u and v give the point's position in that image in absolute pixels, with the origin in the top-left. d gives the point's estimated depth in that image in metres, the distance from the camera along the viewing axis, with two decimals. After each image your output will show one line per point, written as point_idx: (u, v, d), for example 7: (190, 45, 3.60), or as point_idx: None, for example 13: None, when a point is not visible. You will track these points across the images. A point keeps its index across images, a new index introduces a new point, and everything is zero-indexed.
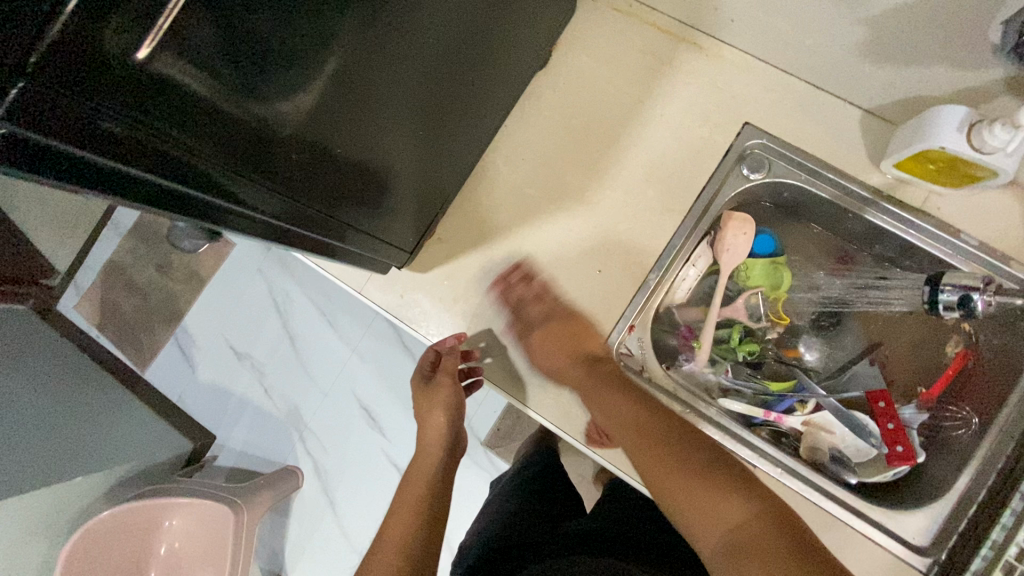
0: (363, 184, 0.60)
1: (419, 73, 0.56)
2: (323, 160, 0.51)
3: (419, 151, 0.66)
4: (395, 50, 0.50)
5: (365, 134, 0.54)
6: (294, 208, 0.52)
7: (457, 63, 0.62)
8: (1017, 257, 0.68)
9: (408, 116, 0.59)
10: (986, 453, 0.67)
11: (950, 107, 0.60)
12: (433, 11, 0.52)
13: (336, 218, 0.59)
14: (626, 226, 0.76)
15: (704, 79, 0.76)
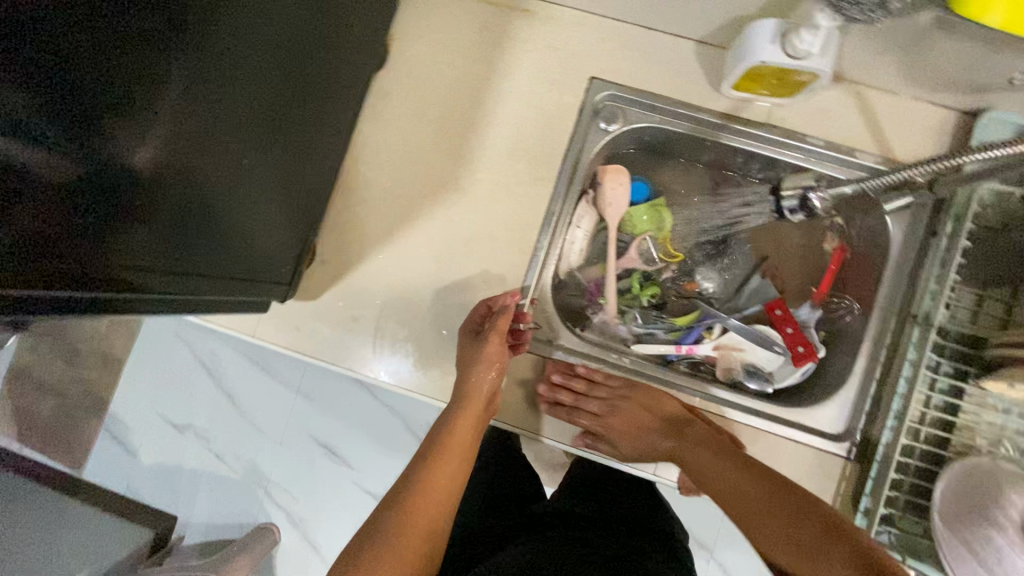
0: (218, 219, 0.58)
1: (252, 98, 0.54)
2: (159, 200, 0.48)
3: (278, 178, 0.64)
4: (228, 78, 0.50)
5: (200, 170, 0.52)
6: (135, 258, 0.48)
7: (294, 78, 0.59)
8: (859, 147, 0.72)
9: (257, 143, 0.58)
10: (874, 334, 0.73)
11: (762, 22, 0.62)
12: (251, 33, 0.50)
13: (192, 263, 0.56)
14: (505, 203, 0.76)
15: (543, 43, 0.76)
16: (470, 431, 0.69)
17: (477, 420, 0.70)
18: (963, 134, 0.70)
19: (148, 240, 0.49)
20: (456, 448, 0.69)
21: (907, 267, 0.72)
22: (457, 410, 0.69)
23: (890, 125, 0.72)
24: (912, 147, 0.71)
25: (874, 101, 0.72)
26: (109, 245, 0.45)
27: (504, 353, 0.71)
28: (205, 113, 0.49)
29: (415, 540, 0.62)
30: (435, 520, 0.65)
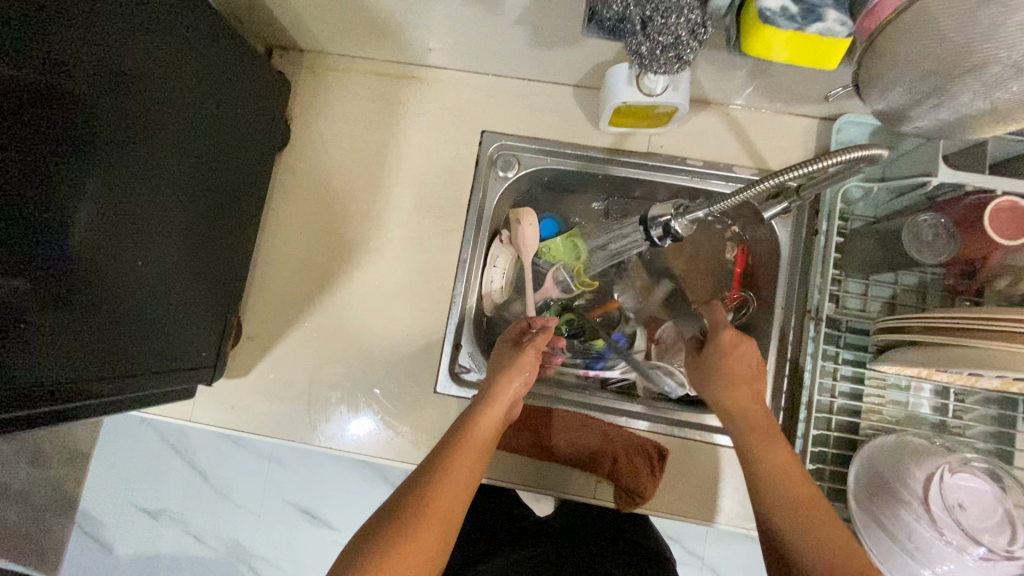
0: (135, 312, 0.59)
1: (154, 184, 0.59)
2: (62, 297, 0.50)
3: (193, 268, 0.67)
4: (118, 173, 0.54)
5: (115, 259, 0.55)
6: (42, 355, 0.49)
7: (196, 161, 0.64)
8: (736, 162, 0.78)
9: (171, 226, 0.62)
10: (779, 331, 0.77)
11: (617, 67, 0.68)
12: (135, 127, 0.55)
13: (109, 357, 0.57)
14: (418, 256, 0.80)
15: (434, 105, 0.81)
16: (495, 427, 0.64)
17: (500, 419, 0.65)
18: (826, 139, 0.77)
19: (55, 336, 0.50)
20: (480, 443, 0.61)
21: (797, 265, 0.77)
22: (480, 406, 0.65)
23: (759, 139, 0.78)
24: (782, 156, 0.77)
25: (741, 119, 0.78)
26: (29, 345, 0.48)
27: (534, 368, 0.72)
28: (100, 208, 0.53)
29: (430, 534, 0.53)
30: (452, 519, 0.55)
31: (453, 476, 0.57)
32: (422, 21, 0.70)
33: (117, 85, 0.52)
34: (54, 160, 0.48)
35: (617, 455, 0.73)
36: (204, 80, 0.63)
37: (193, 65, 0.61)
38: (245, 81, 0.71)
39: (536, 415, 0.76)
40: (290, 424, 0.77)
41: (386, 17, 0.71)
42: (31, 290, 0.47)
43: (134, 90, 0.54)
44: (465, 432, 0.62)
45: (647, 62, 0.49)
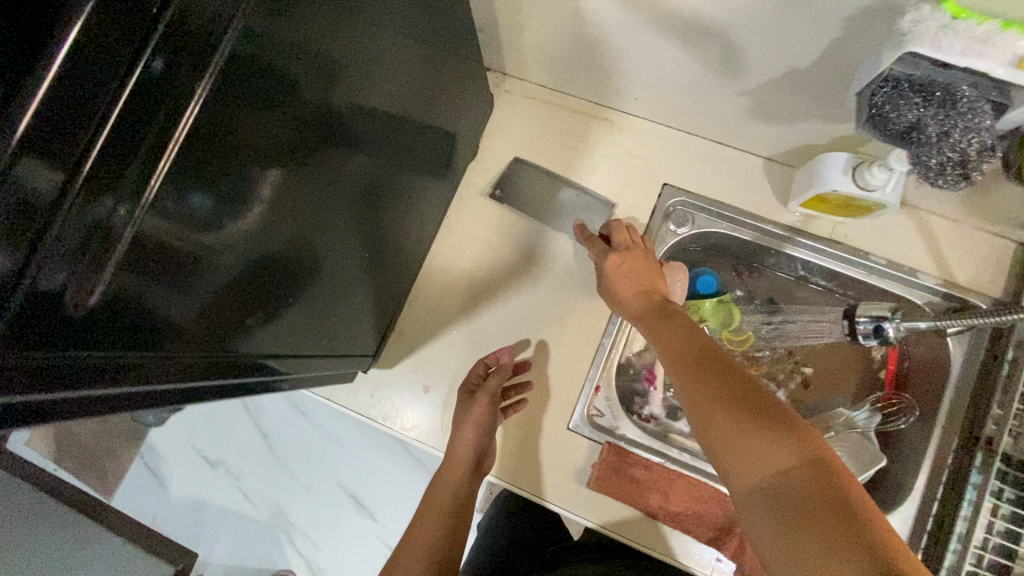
0: (327, 296, 0.60)
1: (371, 170, 0.60)
2: (297, 279, 0.52)
3: (365, 254, 0.68)
4: (356, 164, 0.55)
5: (333, 242, 0.57)
6: (269, 339, 0.51)
7: (399, 155, 0.66)
8: (921, 268, 0.76)
9: (367, 214, 0.64)
10: (935, 451, 0.74)
11: (833, 155, 0.68)
12: (376, 117, 0.56)
13: (304, 337, 0.59)
14: (577, 291, 0.81)
15: (620, 150, 0.83)
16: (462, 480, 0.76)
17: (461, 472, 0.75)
18: None
19: (281, 324, 0.52)
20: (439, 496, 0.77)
21: (968, 387, 0.74)
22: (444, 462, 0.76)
23: (950, 250, 0.75)
24: (972, 273, 0.74)
25: (935, 227, 0.76)
26: (272, 317, 0.50)
27: (491, 416, 0.74)
28: (341, 194, 0.55)
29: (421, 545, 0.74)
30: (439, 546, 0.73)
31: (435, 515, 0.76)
32: (642, 72, 0.72)
33: (357, 71, 0.49)
34: (313, 160, 0.46)
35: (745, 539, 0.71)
36: (408, 63, 0.60)
37: (422, 63, 0.63)
38: (437, 61, 0.67)
39: (669, 477, 0.75)
40: (421, 428, 0.79)
41: (607, 61, 0.73)
42: (278, 282, 0.48)
43: (379, 77, 0.54)
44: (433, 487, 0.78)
45: (933, 170, 0.51)
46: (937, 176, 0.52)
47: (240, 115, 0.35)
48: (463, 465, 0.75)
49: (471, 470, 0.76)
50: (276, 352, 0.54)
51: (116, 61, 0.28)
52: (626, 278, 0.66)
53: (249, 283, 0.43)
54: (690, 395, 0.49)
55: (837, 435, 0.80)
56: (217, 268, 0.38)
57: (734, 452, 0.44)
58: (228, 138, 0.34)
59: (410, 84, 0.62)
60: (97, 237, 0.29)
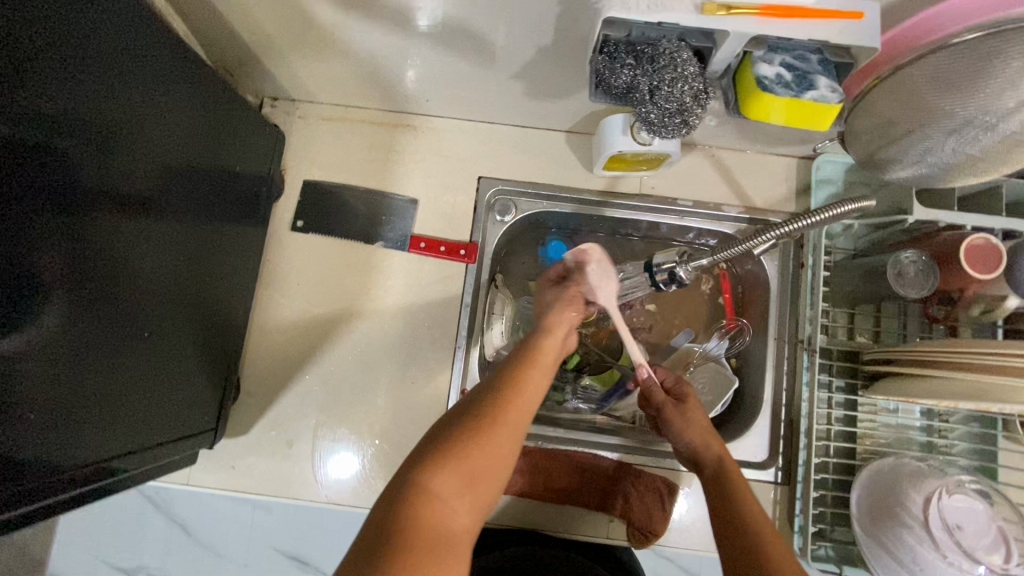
0: (136, 371, 0.57)
1: (157, 231, 0.57)
2: (69, 363, 0.48)
3: (183, 319, 0.64)
4: (126, 226, 0.53)
5: (121, 313, 0.54)
6: (51, 431, 0.47)
7: (195, 208, 0.63)
8: (724, 201, 0.81)
9: (168, 277, 0.60)
10: (774, 361, 0.80)
11: (613, 117, 0.71)
12: (146, 170, 0.54)
13: (110, 424, 0.54)
14: (421, 302, 0.80)
15: (429, 154, 0.82)
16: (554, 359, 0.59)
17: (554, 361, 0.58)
18: (804, 178, 0.81)
19: (63, 407, 0.48)
20: (547, 359, 0.57)
21: (786, 298, 0.81)
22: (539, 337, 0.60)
23: (744, 178, 0.81)
24: (767, 195, 0.81)
25: (726, 160, 0.81)
26: (39, 408, 0.46)
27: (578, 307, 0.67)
28: (111, 261, 0.51)
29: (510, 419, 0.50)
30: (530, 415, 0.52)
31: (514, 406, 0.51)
32: (420, 75, 0.71)
33: (110, 143, 0.49)
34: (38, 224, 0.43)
35: (627, 493, 0.75)
36: (186, 126, 0.60)
37: (198, 113, 0.62)
38: (224, 123, 0.67)
39: (548, 457, 0.77)
40: (296, 483, 0.75)
41: (384, 71, 0.71)
42: (45, 368, 0.46)
43: (138, 128, 0.52)
44: (525, 356, 0.56)
45: (657, 128, 0.54)
46: (663, 131, 0.55)
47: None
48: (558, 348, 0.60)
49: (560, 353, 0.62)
50: (65, 444, 0.49)
51: None
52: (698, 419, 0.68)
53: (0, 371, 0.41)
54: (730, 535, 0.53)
55: (696, 370, 0.85)
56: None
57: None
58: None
59: (198, 149, 0.63)
60: None
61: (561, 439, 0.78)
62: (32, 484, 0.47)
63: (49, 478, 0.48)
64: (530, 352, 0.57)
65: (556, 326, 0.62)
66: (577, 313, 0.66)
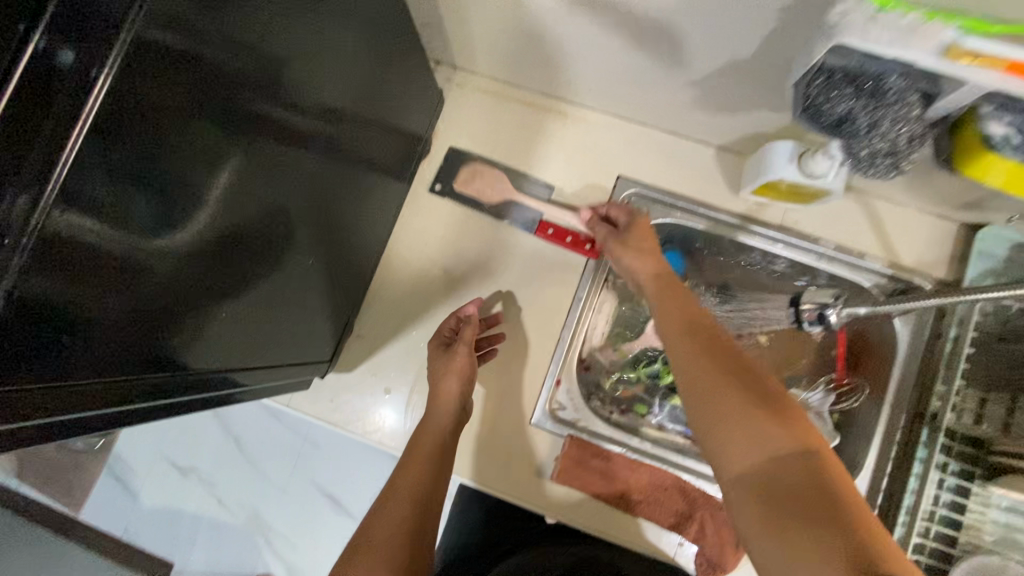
0: (275, 296, 0.60)
1: (318, 164, 0.59)
2: (234, 281, 0.51)
3: (320, 252, 0.67)
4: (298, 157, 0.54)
5: (277, 241, 0.57)
6: (208, 340, 0.51)
7: (349, 147, 0.65)
8: (868, 251, 0.77)
9: (315, 211, 0.62)
10: (885, 427, 0.76)
11: (779, 144, 0.69)
12: (321, 104, 0.56)
13: (247, 341, 0.58)
14: (536, 286, 0.81)
15: (574, 143, 0.83)
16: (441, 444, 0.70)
17: (439, 443, 0.69)
18: (963, 246, 0.76)
19: (222, 321, 0.52)
20: (423, 452, 0.68)
21: (914, 365, 0.76)
22: (422, 427, 0.71)
23: (896, 232, 0.77)
24: (917, 254, 0.76)
25: (880, 209, 0.78)
26: (206, 320, 0.49)
27: (471, 365, 0.73)
28: (283, 189, 0.54)
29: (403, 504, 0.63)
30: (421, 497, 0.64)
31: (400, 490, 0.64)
32: (593, 66, 0.71)
33: (300, 73, 0.50)
34: (241, 151, 0.45)
35: (704, 521, 0.73)
36: (357, 61, 0.61)
37: (368, 52, 0.62)
38: (391, 68, 0.68)
39: (629, 466, 0.76)
40: (383, 430, 0.78)
41: (557, 54, 0.72)
42: (211, 283, 0.48)
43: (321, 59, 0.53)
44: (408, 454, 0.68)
45: (862, 164, 0.53)
46: (867, 167, 0.53)
47: (149, 110, 0.35)
48: (450, 416, 0.72)
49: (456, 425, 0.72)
50: (213, 354, 0.53)
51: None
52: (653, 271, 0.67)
53: (177, 281, 0.43)
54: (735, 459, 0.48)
55: None
56: (140, 257, 0.39)
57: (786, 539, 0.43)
58: (129, 133, 0.34)
59: (356, 86, 0.62)
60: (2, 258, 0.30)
61: (645, 452, 0.78)
62: (180, 381, 0.50)
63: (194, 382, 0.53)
64: (415, 442, 0.69)
65: (444, 394, 0.72)
66: (466, 382, 0.73)
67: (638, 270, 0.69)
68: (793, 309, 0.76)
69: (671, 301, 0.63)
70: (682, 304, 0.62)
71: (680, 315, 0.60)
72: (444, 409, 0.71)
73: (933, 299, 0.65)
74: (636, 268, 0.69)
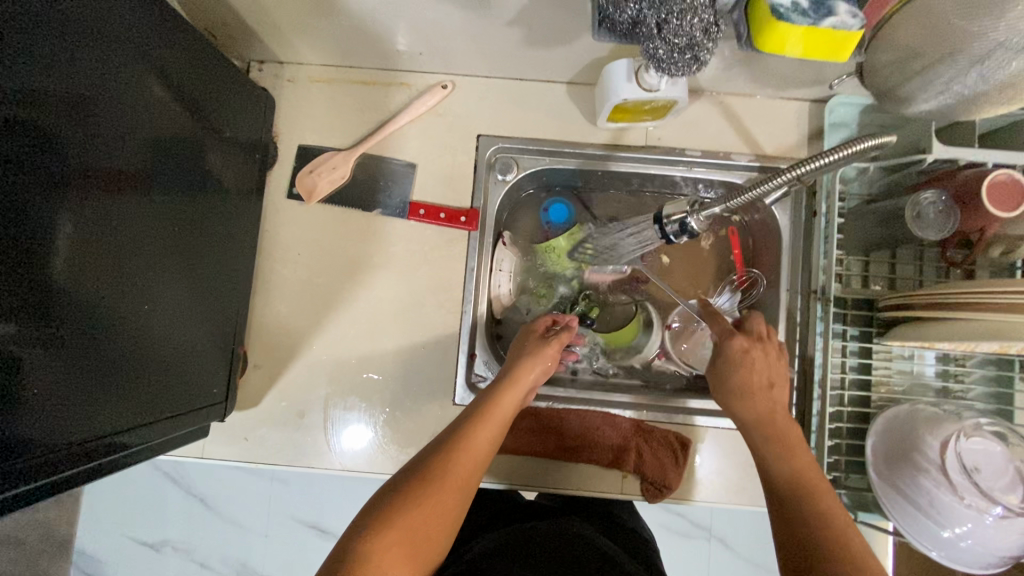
0: (147, 348, 0.57)
1: (158, 204, 0.57)
2: (75, 339, 0.49)
3: (192, 293, 0.64)
4: (126, 201, 0.52)
5: (130, 288, 0.54)
6: (63, 404, 0.48)
7: (195, 184, 0.62)
8: (734, 150, 0.78)
9: (173, 255, 0.60)
10: (787, 312, 0.79)
11: (615, 63, 0.67)
12: (140, 143, 0.54)
13: (125, 399, 0.55)
14: (425, 266, 0.78)
15: (425, 113, 0.79)
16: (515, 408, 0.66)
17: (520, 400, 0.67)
18: (817, 121, 0.78)
19: (75, 382, 0.49)
20: (500, 419, 0.64)
21: (800, 247, 0.79)
22: (505, 385, 0.67)
23: (754, 124, 0.78)
24: (778, 141, 0.78)
25: (735, 105, 0.78)
26: (51, 383, 0.47)
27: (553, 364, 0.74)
28: (115, 234, 0.52)
29: (464, 471, 0.58)
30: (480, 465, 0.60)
31: (476, 441, 0.60)
32: (410, 28, 0.67)
33: (96, 113, 0.49)
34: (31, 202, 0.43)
35: (642, 449, 0.74)
36: (180, 96, 0.59)
37: (191, 86, 0.61)
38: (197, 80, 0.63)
39: (560, 417, 0.76)
40: (309, 452, 0.75)
41: (370, 25, 0.68)
42: (26, 342, 0.44)
43: (128, 97, 0.52)
44: (487, 406, 0.64)
45: (666, 65, 0.50)
46: (670, 67, 0.51)
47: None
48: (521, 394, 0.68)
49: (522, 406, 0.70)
50: (83, 419, 0.50)
51: None
52: (756, 369, 0.65)
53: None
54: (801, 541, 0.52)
55: None
56: None
57: None
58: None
59: (182, 119, 0.59)
60: None
61: (572, 398, 0.79)
62: (33, 456, 0.46)
63: (68, 454, 0.49)
64: (488, 408, 0.64)
65: (528, 371, 0.69)
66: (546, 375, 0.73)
67: (745, 407, 0.64)
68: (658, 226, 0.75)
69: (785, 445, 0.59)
70: (806, 456, 0.58)
71: (797, 460, 0.58)
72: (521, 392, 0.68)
73: (787, 175, 0.65)
74: (752, 408, 0.63)
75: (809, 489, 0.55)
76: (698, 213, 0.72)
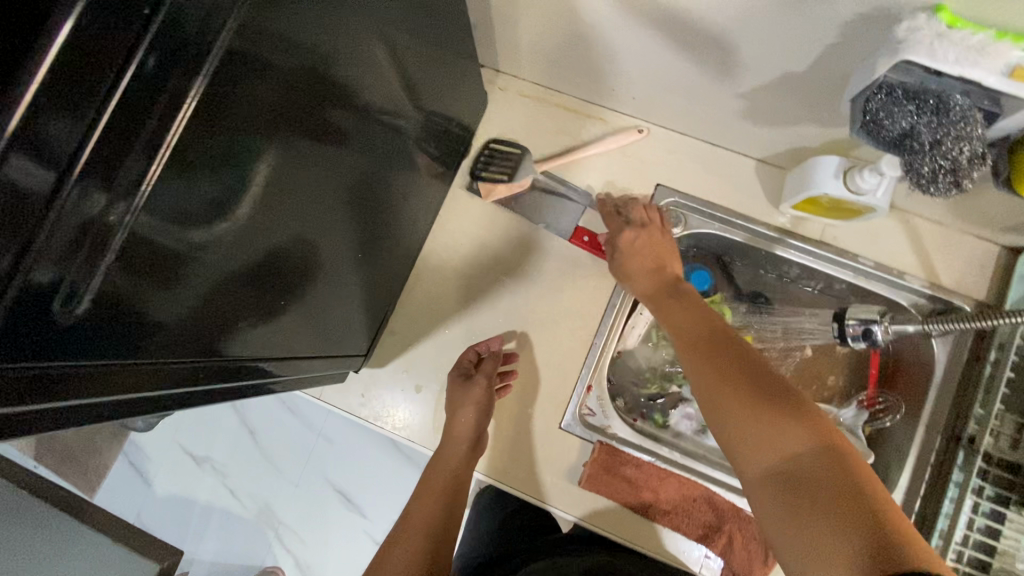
0: (315, 295, 0.58)
1: (367, 160, 0.57)
2: (280, 278, 0.50)
3: (359, 249, 0.65)
4: (351, 152, 0.53)
5: (324, 235, 0.55)
6: (250, 333, 0.49)
7: (395, 147, 0.63)
8: (907, 270, 0.77)
9: (359, 209, 0.60)
10: (918, 448, 0.75)
11: (824, 158, 0.68)
12: (377, 100, 0.54)
13: (285, 335, 0.56)
14: (570, 290, 0.81)
15: (613, 150, 0.83)
16: (453, 461, 0.74)
17: (459, 451, 0.73)
18: (1004, 268, 0.75)
19: (264, 316, 0.50)
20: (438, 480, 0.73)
21: (951, 388, 0.76)
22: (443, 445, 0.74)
23: (936, 252, 0.77)
24: (957, 275, 0.76)
25: (921, 228, 0.77)
26: (252, 313, 0.48)
27: (489, 395, 0.75)
28: (337, 184, 0.52)
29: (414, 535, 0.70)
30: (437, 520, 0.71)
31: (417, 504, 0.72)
32: (639, 73, 0.72)
33: (366, 69, 0.49)
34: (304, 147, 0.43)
35: (733, 535, 0.72)
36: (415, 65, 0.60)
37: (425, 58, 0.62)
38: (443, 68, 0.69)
39: (659, 475, 0.75)
40: (412, 427, 0.79)
41: (602, 62, 0.73)
42: (254, 278, 0.45)
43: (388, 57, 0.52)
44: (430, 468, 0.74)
45: (925, 182, 0.51)
46: (927, 187, 0.52)
47: (211, 100, 0.32)
48: (466, 442, 0.74)
49: (469, 448, 0.74)
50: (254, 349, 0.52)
51: (122, 66, 0.28)
52: (640, 256, 0.72)
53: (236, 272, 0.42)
54: (711, 388, 0.53)
55: None
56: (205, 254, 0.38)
57: (757, 445, 0.48)
58: (195, 117, 0.31)
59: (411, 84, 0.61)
60: (87, 256, 0.29)
61: (671, 461, 0.78)
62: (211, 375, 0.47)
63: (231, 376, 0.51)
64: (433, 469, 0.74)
65: (459, 420, 0.74)
66: (478, 412, 0.74)
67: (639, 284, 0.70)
68: (838, 324, 0.77)
69: (776, 426, 0.48)
70: (684, 308, 0.63)
71: (685, 319, 0.62)
72: (467, 430, 0.74)
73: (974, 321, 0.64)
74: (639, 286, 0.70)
75: (715, 346, 0.56)
76: (887, 326, 0.73)
